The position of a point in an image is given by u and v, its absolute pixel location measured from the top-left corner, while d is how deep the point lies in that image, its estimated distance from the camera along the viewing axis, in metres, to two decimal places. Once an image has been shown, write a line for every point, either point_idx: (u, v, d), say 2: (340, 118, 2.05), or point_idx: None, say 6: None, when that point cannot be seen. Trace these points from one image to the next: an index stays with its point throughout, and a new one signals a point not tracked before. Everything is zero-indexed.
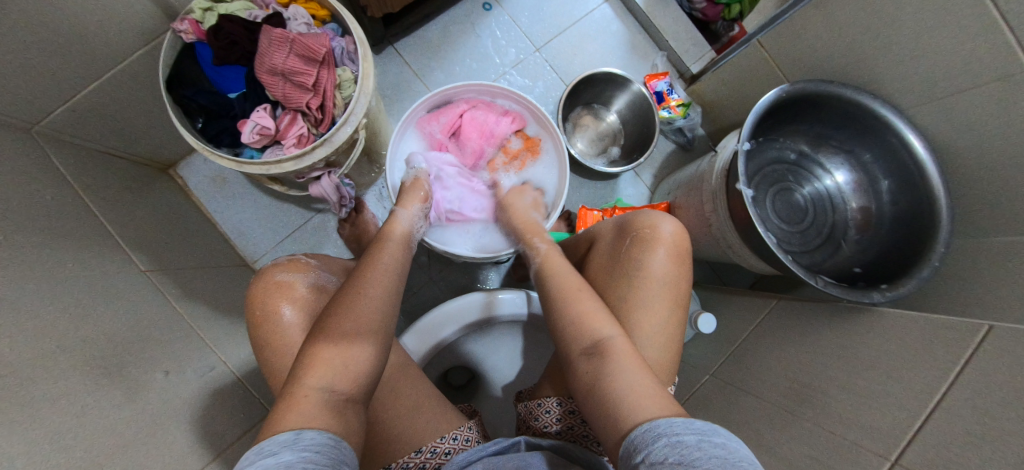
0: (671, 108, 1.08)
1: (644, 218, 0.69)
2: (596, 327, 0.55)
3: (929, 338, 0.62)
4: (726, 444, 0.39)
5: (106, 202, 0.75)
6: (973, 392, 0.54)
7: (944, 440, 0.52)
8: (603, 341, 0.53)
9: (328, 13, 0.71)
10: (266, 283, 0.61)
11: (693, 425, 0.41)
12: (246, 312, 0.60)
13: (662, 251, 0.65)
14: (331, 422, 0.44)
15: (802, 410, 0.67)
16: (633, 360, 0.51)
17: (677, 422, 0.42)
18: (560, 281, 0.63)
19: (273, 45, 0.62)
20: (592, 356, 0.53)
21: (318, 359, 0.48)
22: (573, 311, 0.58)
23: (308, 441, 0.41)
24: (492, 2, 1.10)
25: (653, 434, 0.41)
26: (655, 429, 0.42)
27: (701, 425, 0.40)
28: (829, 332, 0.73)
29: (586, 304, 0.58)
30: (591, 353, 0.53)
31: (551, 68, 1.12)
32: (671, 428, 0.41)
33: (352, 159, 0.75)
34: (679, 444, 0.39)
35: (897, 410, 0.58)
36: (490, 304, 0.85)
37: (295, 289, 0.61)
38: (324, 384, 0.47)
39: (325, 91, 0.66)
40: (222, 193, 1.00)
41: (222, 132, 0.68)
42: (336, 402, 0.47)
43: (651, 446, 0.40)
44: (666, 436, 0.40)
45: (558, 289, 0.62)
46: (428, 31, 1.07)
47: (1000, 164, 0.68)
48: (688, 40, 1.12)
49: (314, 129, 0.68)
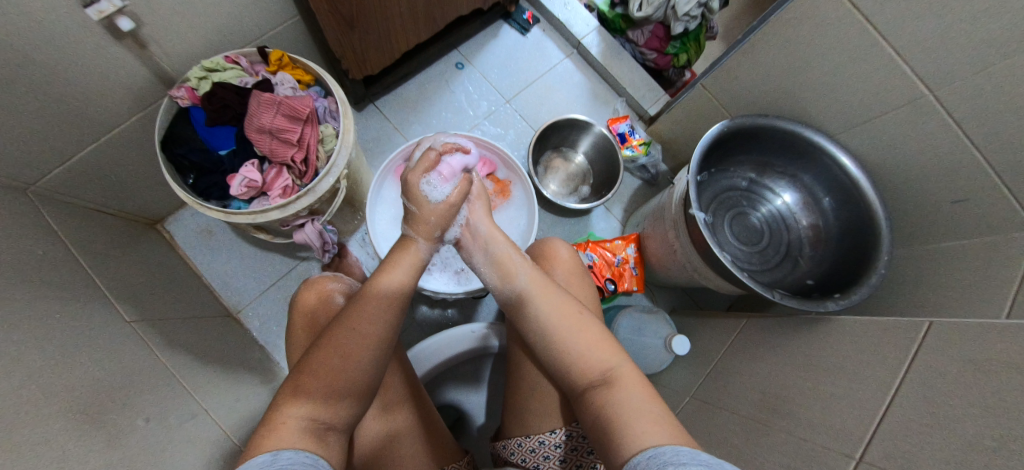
0: (634, 147, 1.18)
1: (540, 247, 0.75)
2: (602, 359, 0.55)
3: (879, 339, 0.66)
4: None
5: (96, 258, 0.78)
6: (922, 384, 0.57)
7: (901, 429, 0.55)
8: (610, 372, 0.54)
9: (313, 78, 0.78)
10: (315, 290, 0.68)
11: (700, 457, 0.40)
12: (292, 316, 0.66)
13: (559, 271, 0.71)
14: (309, 444, 0.46)
15: (774, 420, 0.69)
16: (642, 388, 0.51)
17: (684, 452, 0.41)
18: (555, 307, 0.60)
19: (261, 107, 0.69)
20: (602, 384, 0.53)
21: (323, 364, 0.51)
22: (564, 338, 0.57)
23: (287, 460, 0.42)
24: (463, 62, 1.21)
25: (659, 460, 0.41)
26: (659, 458, 0.41)
27: (707, 457, 0.40)
28: (793, 343, 0.77)
29: (584, 336, 0.57)
30: (598, 382, 0.53)
31: (521, 117, 1.21)
32: (677, 458, 0.40)
33: (335, 207, 0.79)
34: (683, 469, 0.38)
35: (856, 410, 0.61)
36: (453, 341, 0.86)
37: (332, 301, 0.67)
38: (304, 412, 0.48)
39: (309, 145, 0.72)
40: (210, 245, 1.03)
41: (213, 186, 0.72)
42: (317, 428, 0.48)
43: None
44: (671, 462, 0.40)
45: (556, 323, 0.59)
46: (406, 89, 1.17)
47: (928, 177, 0.76)
48: (643, 87, 1.24)
49: (298, 180, 0.73)
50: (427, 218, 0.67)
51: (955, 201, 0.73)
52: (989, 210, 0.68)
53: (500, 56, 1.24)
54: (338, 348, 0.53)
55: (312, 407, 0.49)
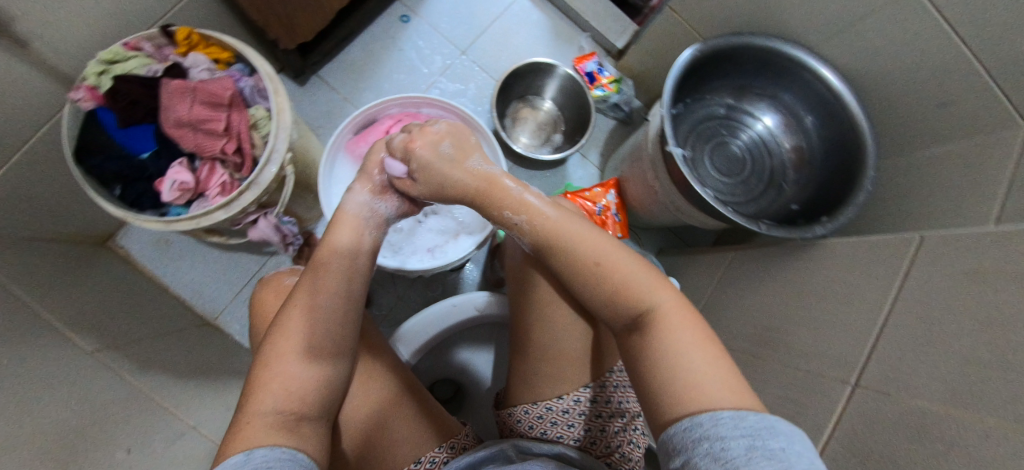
0: (604, 86, 1.11)
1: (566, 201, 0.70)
2: (638, 298, 0.48)
3: (869, 260, 0.64)
4: (784, 451, 0.34)
5: (56, 282, 0.72)
6: (915, 301, 0.56)
7: (897, 350, 0.54)
8: (649, 313, 0.47)
9: (231, 54, 0.69)
10: (273, 284, 0.61)
11: (745, 423, 0.36)
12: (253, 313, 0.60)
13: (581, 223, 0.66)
14: (280, 438, 0.43)
15: (769, 354, 0.68)
16: (687, 329, 0.44)
17: (725, 418, 0.37)
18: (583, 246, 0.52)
19: (173, 97, 0.61)
20: (639, 326, 0.46)
21: (279, 354, 0.48)
22: (597, 276, 0.50)
23: (260, 458, 0.39)
24: (408, 14, 1.10)
25: (694, 437, 0.37)
26: (696, 429, 0.37)
27: (752, 426, 0.36)
28: (784, 273, 0.75)
29: (619, 274, 0.50)
30: (632, 323, 0.47)
31: (480, 68, 1.11)
32: (716, 430, 0.36)
33: (286, 196, 0.73)
34: (721, 454, 0.34)
35: (850, 334, 0.60)
36: (440, 317, 0.81)
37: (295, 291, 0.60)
38: (271, 407, 0.45)
39: (239, 133, 0.65)
40: (172, 253, 0.97)
41: (143, 195, 0.65)
42: (288, 420, 0.45)
43: (691, 451, 0.36)
44: (708, 440, 0.36)
45: (581, 263, 0.51)
46: (350, 53, 1.06)
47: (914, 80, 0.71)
48: (608, 18, 1.13)
49: (236, 174, 0.67)
50: (373, 172, 0.67)
51: (939, 104, 0.69)
52: (977, 108, 0.64)
53: (448, 2, 1.13)
54: (289, 336, 0.49)
55: (282, 395, 0.46)
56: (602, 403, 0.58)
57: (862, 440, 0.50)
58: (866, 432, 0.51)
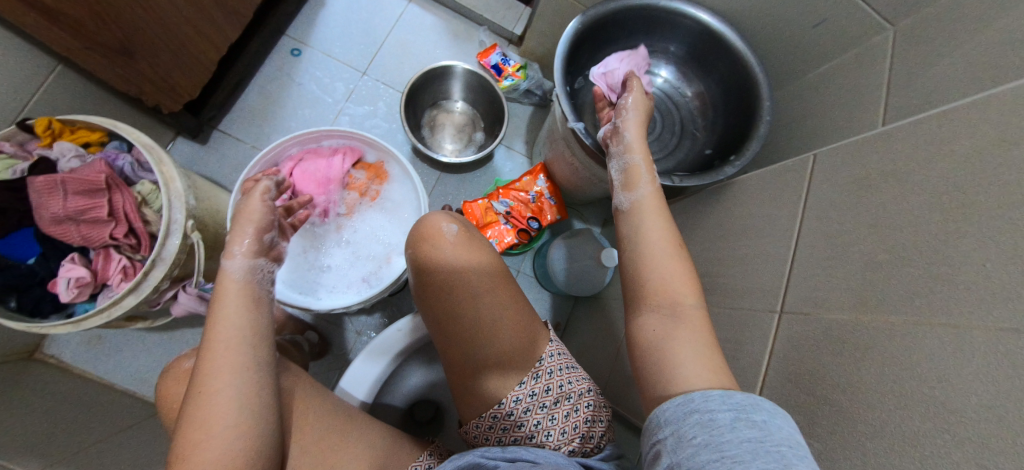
0: (512, 75, 1.10)
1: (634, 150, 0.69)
2: (682, 294, 0.49)
3: (776, 189, 0.66)
4: (769, 424, 0.37)
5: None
6: (819, 219, 0.57)
7: (810, 270, 0.55)
8: (680, 308, 0.48)
9: (104, 133, 0.66)
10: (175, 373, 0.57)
11: (732, 400, 0.39)
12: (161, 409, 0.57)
13: None
14: None
15: (708, 300, 0.69)
16: (701, 335, 0.46)
17: (714, 396, 0.40)
18: (655, 230, 0.52)
19: (42, 196, 0.57)
20: (666, 314, 0.48)
21: (206, 415, 0.43)
22: (650, 259, 0.51)
23: None
24: (299, 47, 1.07)
25: (687, 410, 0.39)
26: (690, 403, 0.40)
27: (740, 402, 0.39)
28: (709, 219, 0.77)
29: (671, 266, 0.50)
30: (667, 312, 0.48)
31: (385, 85, 1.09)
32: (707, 404, 0.39)
33: (199, 266, 0.70)
34: (710, 422, 0.37)
35: (771, 264, 0.61)
36: (387, 344, 0.77)
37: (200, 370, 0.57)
38: None
39: (127, 215, 0.62)
40: (106, 348, 0.91)
41: (41, 300, 0.61)
42: None
43: (681, 422, 0.39)
44: (699, 411, 0.39)
45: (647, 245, 0.52)
46: (247, 100, 1.03)
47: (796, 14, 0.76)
48: (500, 7, 1.13)
49: (136, 255, 0.64)
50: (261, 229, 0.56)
51: None
52: None
53: (337, 26, 1.10)
54: (213, 400, 0.44)
55: (221, 460, 0.42)
56: (543, 394, 0.56)
57: (797, 362, 0.52)
58: (798, 355, 0.52)
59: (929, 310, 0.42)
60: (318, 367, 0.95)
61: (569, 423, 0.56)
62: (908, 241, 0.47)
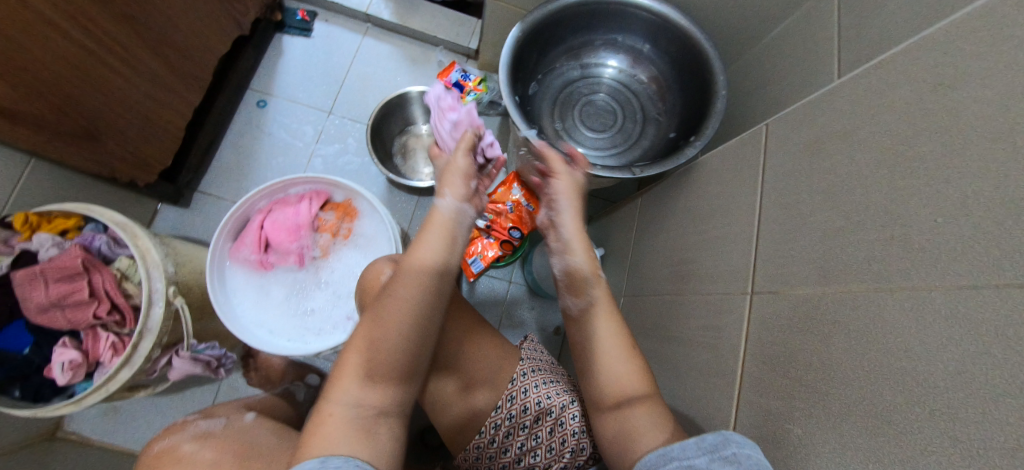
0: (474, 88, 1.09)
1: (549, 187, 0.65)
2: (631, 388, 0.53)
3: (735, 164, 0.64)
4: (737, 455, 0.42)
5: None
6: (775, 189, 0.56)
7: (772, 245, 0.54)
8: (632, 399, 0.52)
9: (79, 217, 0.69)
10: (150, 457, 0.58)
11: (705, 443, 0.44)
12: None
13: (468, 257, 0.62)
14: None
15: (684, 287, 0.68)
16: (649, 422, 0.50)
17: (690, 443, 0.45)
18: (604, 333, 0.55)
19: (25, 288, 0.60)
20: (622, 410, 0.52)
21: (331, 404, 0.47)
22: (604, 356, 0.54)
23: None
24: (264, 98, 1.10)
25: (666, 458, 0.45)
26: (669, 453, 0.45)
27: (712, 442, 0.43)
28: (678, 204, 0.76)
29: (620, 364, 0.54)
30: (620, 406, 0.52)
31: (352, 120, 1.12)
32: (684, 452, 0.44)
33: (188, 329, 0.72)
34: (689, 468, 0.42)
35: (736, 244, 0.60)
36: None
37: (174, 452, 0.57)
38: None
39: (108, 292, 0.65)
40: (123, 416, 0.94)
41: (41, 386, 0.64)
42: None
43: (660, 468, 0.44)
44: (676, 459, 0.44)
45: (602, 347, 0.55)
46: (221, 158, 1.06)
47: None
48: (451, 25, 1.14)
49: (123, 330, 0.67)
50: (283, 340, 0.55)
51: None
52: None
53: (297, 72, 1.13)
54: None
55: None
56: (521, 414, 0.60)
57: (770, 343, 0.50)
58: (770, 335, 0.51)
59: (886, 274, 0.41)
60: None
61: (554, 439, 0.60)
62: (855, 204, 0.45)
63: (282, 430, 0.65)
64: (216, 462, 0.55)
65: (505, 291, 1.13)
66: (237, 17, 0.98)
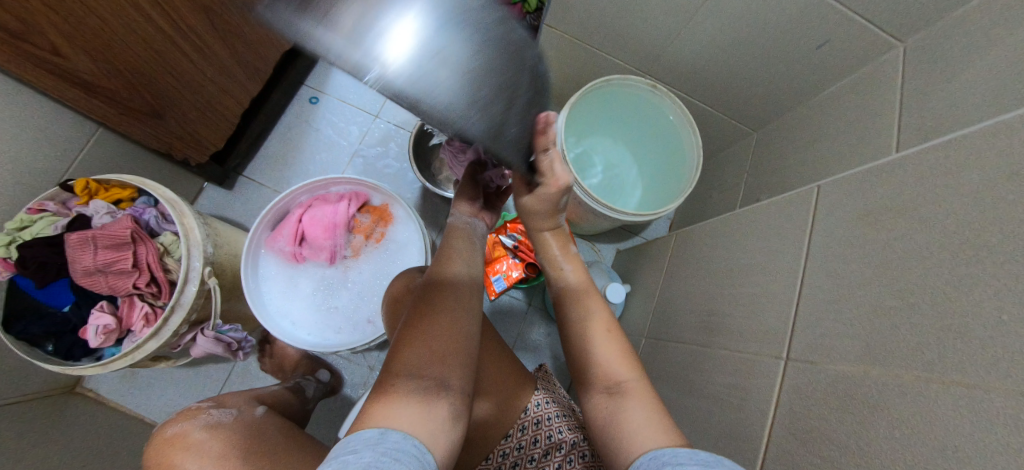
0: None
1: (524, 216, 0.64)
2: (623, 369, 0.54)
3: (780, 221, 0.63)
4: None
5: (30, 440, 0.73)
6: (823, 256, 0.54)
7: (814, 313, 0.52)
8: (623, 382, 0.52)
9: (134, 189, 0.73)
10: (161, 442, 0.60)
11: (697, 455, 0.41)
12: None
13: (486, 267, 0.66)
14: None
15: (712, 339, 0.66)
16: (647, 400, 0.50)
17: (683, 453, 0.42)
18: (586, 317, 0.59)
19: (75, 250, 0.63)
20: (613, 394, 0.52)
21: (388, 381, 0.47)
22: (594, 339, 0.57)
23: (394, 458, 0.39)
24: (317, 95, 1.14)
25: (656, 461, 0.42)
26: (661, 457, 0.43)
27: (705, 457, 0.41)
28: (714, 253, 0.74)
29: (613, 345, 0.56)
30: (611, 390, 0.52)
31: (397, 125, 1.14)
32: (675, 458, 0.42)
33: (217, 309, 0.74)
34: None
35: (775, 304, 0.58)
36: None
37: (187, 440, 0.59)
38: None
39: (149, 265, 0.67)
40: (140, 382, 0.96)
41: (74, 345, 0.67)
42: None
43: None
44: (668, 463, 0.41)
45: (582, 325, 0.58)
46: (269, 146, 1.10)
47: (795, 36, 0.74)
48: None
49: (157, 302, 0.69)
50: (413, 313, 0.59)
51: None
52: None
53: (352, 74, 1.17)
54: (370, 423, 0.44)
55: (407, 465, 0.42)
56: (531, 445, 0.60)
57: (802, 417, 0.48)
58: (803, 407, 0.49)
59: (941, 367, 0.39)
60: (332, 404, 0.96)
61: None
62: (912, 286, 0.43)
63: (292, 428, 0.66)
64: (223, 457, 0.57)
65: (524, 313, 1.13)
66: None
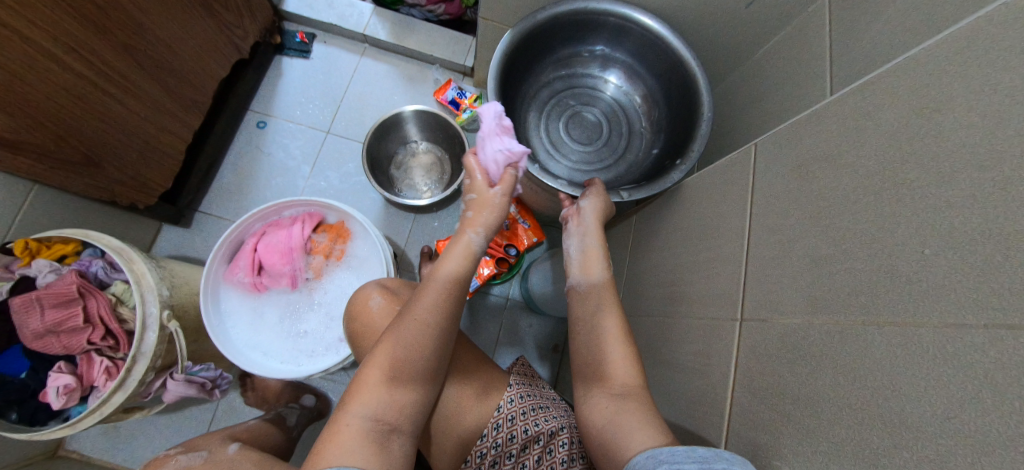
0: (470, 106, 1.12)
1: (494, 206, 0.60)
2: (627, 373, 0.53)
3: (724, 184, 0.63)
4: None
5: None
6: (764, 214, 0.54)
7: (761, 270, 0.52)
8: (630, 387, 0.52)
9: (77, 243, 0.71)
10: None
11: (696, 454, 0.41)
12: None
13: None
14: None
15: (676, 309, 0.67)
16: (644, 406, 0.50)
17: (681, 451, 0.42)
18: (604, 317, 0.57)
19: (22, 314, 0.62)
20: (619, 397, 0.51)
21: (347, 417, 0.48)
22: (604, 343, 0.56)
23: None
24: (264, 119, 1.13)
25: (654, 461, 0.42)
26: (658, 456, 0.42)
27: (704, 454, 0.40)
28: (669, 223, 0.76)
29: (620, 350, 0.55)
30: (619, 394, 0.52)
31: (349, 139, 1.13)
32: (673, 457, 0.41)
33: (182, 350, 0.73)
34: None
35: (726, 267, 0.59)
36: None
37: None
38: None
39: (102, 318, 0.66)
40: (124, 435, 0.95)
41: (37, 410, 0.65)
42: None
43: None
44: (666, 463, 0.41)
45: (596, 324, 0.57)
46: (222, 178, 1.08)
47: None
48: (448, 44, 1.15)
49: (117, 354, 0.68)
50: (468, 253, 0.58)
51: None
52: None
53: (296, 93, 1.15)
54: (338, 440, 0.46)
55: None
56: (508, 442, 0.59)
57: (760, 375, 0.49)
58: (759, 364, 0.49)
59: (875, 310, 0.39)
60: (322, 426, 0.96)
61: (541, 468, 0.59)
62: (843, 232, 0.44)
63: (268, 459, 0.65)
64: None
65: (503, 308, 1.13)
66: (236, 42, 1.00)
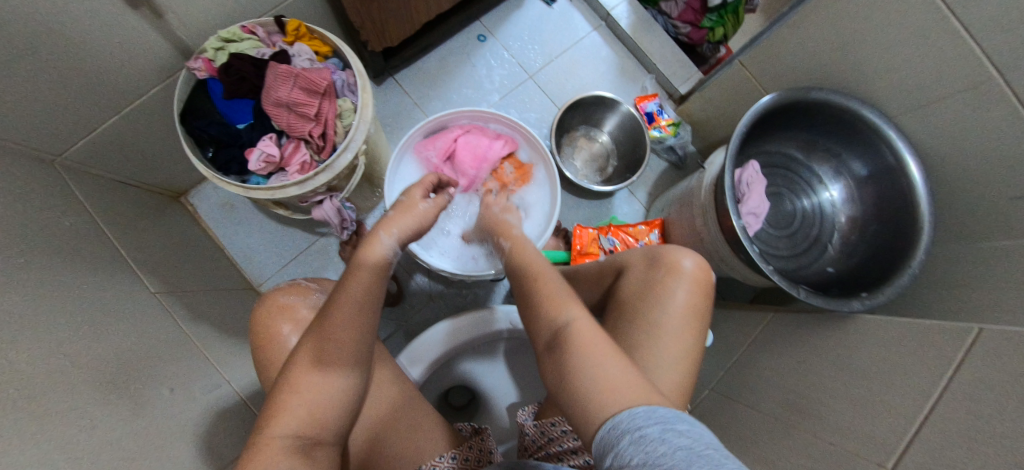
0: (662, 127, 1.13)
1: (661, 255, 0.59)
2: (552, 314, 0.47)
3: (919, 340, 0.62)
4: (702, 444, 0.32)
5: (121, 226, 0.75)
6: (966, 390, 0.53)
7: (944, 439, 0.51)
8: (562, 330, 0.45)
9: (330, 49, 0.75)
10: (270, 306, 0.60)
11: (654, 413, 0.35)
12: (251, 329, 0.60)
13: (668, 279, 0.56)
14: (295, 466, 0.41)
15: (802, 421, 0.66)
16: (600, 346, 0.43)
17: (639, 410, 0.36)
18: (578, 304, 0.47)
19: (277, 79, 0.67)
20: (553, 347, 0.45)
21: (270, 432, 0.43)
22: (581, 326, 0.45)
23: None
24: (485, 34, 1.17)
25: (617, 430, 0.35)
26: (618, 423, 0.36)
27: (659, 413, 0.35)
28: (821, 341, 0.75)
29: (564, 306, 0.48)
30: (554, 343, 0.45)
31: (545, 93, 1.17)
32: (632, 420, 0.35)
33: (354, 183, 0.77)
34: (638, 438, 0.33)
35: (889, 415, 0.58)
36: (476, 322, 0.78)
37: (297, 313, 0.60)
38: (289, 435, 0.43)
39: (326, 120, 0.70)
40: (234, 219, 1.01)
41: (231, 160, 0.71)
42: (304, 444, 0.43)
43: (634, 434, 0.34)
44: (629, 430, 0.34)
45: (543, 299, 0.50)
46: (427, 62, 1.13)
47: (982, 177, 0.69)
48: (675, 64, 1.17)
49: (316, 156, 0.71)
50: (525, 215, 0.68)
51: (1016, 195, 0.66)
52: None
53: (523, 28, 1.19)
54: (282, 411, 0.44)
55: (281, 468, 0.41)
56: None
57: None
58: None
59: None
60: None
61: None
62: None
63: None
64: None
65: None
66: None
